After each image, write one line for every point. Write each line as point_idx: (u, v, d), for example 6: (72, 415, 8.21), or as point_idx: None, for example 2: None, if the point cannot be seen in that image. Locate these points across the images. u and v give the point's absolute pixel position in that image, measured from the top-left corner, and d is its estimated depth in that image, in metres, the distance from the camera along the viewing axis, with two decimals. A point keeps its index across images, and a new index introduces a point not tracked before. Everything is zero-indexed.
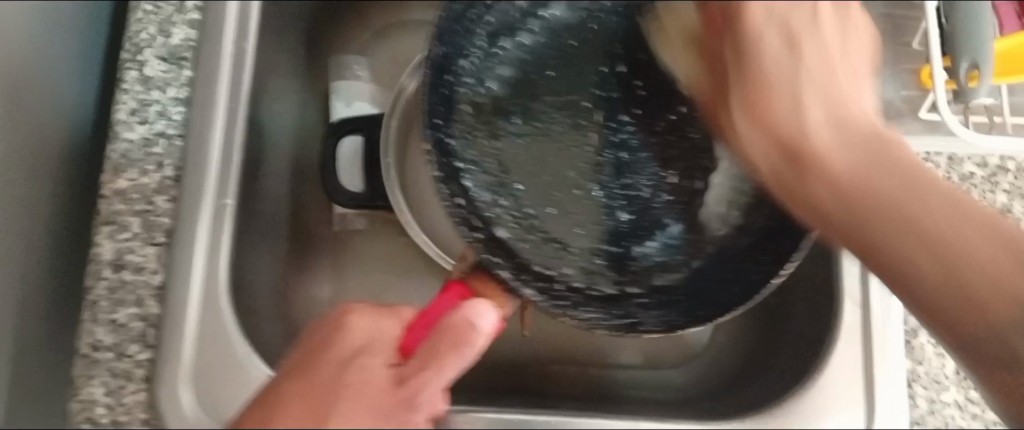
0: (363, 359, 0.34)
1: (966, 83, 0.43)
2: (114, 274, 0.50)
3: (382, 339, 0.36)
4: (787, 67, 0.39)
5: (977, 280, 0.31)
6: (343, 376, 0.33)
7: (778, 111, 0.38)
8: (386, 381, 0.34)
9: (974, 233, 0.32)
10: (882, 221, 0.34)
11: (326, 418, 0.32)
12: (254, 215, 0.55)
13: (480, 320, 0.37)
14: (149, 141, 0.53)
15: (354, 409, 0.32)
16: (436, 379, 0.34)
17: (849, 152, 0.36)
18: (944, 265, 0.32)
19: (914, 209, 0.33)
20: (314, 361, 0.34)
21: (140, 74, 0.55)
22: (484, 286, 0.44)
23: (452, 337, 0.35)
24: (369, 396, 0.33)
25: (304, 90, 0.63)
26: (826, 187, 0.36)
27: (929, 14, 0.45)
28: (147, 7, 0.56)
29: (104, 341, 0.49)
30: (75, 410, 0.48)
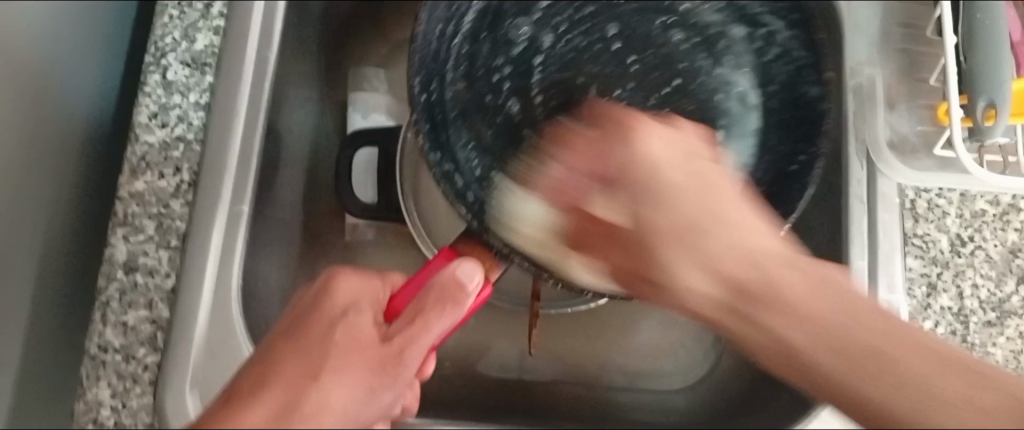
0: (354, 317, 0.36)
1: (983, 121, 0.44)
2: (126, 275, 0.51)
3: (369, 299, 0.38)
4: (667, 217, 0.36)
5: (876, 406, 0.30)
6: (333, 331, 0.35)
7: (703, 254, 0.35)
8: (373, 336, 0.36)
9: (909, 397, 0.30)
10: (801, 313, 0.32)
11: (318, 372, 0.33)
12: (267, 223, 0.55)
13: (464, 279, 0.39)
14: (168, 145, 0.54)
15: (344, 362, 0.34)
16: (423, 336, 0.37)
17: (810, 290, 0.32)
18: (885, 367, 0.30)
19: (859, 342, 0.31)
20: (305, 319, 0.36)
21: (162, 78, 0.56)
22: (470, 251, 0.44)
23: (436, 301, 0.38)
24: (358, 351, 0.35)
25: (322, 100, 0.63)
26: (805, 333, 0.31)
27: (948, 51, 0.45)
28: (173, 13, 0.58)
29: (112, 342, 0.50)
30: (80, 410, 0.49)
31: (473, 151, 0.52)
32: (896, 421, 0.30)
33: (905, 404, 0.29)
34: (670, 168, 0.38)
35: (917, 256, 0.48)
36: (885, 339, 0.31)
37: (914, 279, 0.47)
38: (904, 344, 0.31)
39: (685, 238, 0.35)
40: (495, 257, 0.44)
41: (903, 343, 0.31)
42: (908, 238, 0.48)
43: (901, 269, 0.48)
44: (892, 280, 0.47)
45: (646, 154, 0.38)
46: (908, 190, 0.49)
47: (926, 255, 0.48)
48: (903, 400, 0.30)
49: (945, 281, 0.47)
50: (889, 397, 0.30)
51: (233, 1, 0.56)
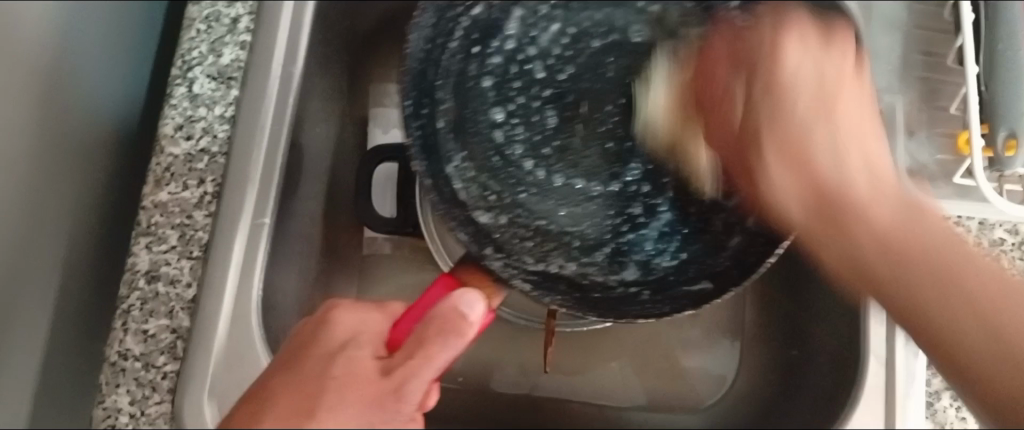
0: (350, 351, 0.35)
1: (1004, 152, 0.44)
2: (148, 284, 0.52)
3: (368, 333, 0.38)
4: (799, 124, 0.42)
5: (965, 347, 0.36)
6: (329, 369, 0.34)
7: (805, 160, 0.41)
8: (373, 371, 0.34)
9: (968, 315, 0.35)
10: (864, 212, 0.39)
11: (313, 410, 0.32)
12: (286, 235, 0.56)
13: (469, 310, 0.38)
14: (192, 157, 0.55)
15: (343, 400, 0.33)
16: (426, 368, 0.35)
17: (891, 210, 0.38)
18: (911, 310, 0.37)
19: (919, 255, 0.37)
20: (303, 357, 0.35)
21: (188, 91, 0.57)
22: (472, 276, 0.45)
23: (441, 325, 0.37)
24: (354, 389, 0.33)
25: (344, 114, 0.64)
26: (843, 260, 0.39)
27: (968, 81, 0.46)
28: (201, 27, 0.59)
29: (132, 350, 0.51)
30: (99, 416, 0.49)
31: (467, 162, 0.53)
32: (942, 345, 0.36)
33: (955, 342, 0.36)
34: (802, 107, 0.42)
35: None
36: (959, 304, 0.35)
37: None
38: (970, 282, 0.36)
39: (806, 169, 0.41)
40: (495, 281, 0.45)
41: (937, 285, 0.36)
42: None
43: None
44: None
45: (785, 71, 0.44)
46: None
47: None
48: (990, 361, 0.35)
49: None
50: (948, 309, 0.35)
51: (260, 17, 0.57)
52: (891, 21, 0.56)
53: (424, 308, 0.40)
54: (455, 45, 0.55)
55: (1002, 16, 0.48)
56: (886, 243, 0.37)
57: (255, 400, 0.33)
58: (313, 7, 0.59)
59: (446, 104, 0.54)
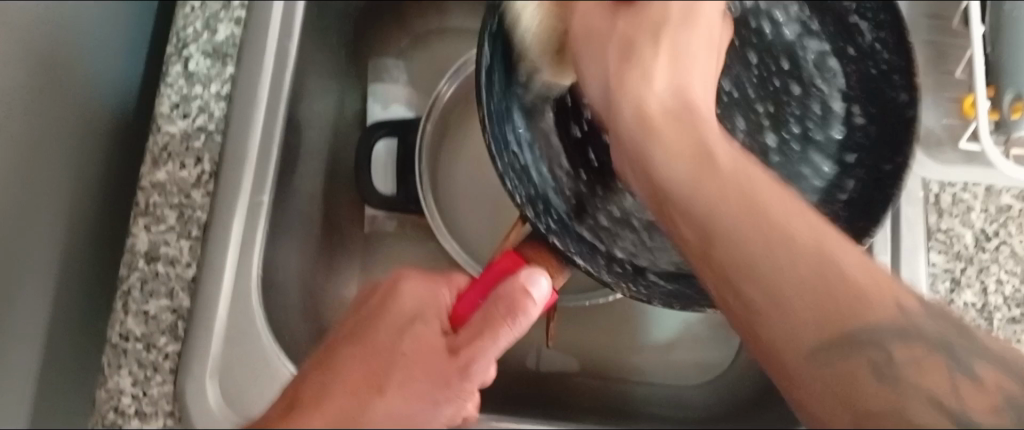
0: (418, 327, 0.36)
1: (1010, 114, 0.43)
2: (147, 265, 0.52)
3: (435, 307, 0.38)
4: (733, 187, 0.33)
5: (798, 343, 0.28)
6: (399, 344, 0.35)
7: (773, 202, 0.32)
8: (439, 347, 0.36)
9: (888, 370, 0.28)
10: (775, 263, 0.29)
11: (379, 383, 0.33)
12: (286, 215, 0.55)
13: (536, 289, 0.38)
14: (189, 136, 0.55)
15: (410, 379, 0.34)
16: (491, 348, 0.36)
17: (800, 260, 0.29)
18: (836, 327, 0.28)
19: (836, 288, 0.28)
20: (367, 326, 0.36)
21: (183, 69, 0.56)
22: (539, 257, 0.43)
23: (504, 305, 0.37)
24: (420, 364, 0.34)
25: (342, 92, 0.63)
26: (686, 165, 0.35)
27: (975, 44, 0.44)
28: (195, 5, 0.58)
29: (133, 331, 0.51)
30: (102, 398, 0.49)
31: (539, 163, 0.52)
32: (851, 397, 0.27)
33: (869, 396, 0.27)
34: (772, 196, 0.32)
35: (941, 251, 0.47)
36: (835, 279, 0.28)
37: (939, 274, 0.47)
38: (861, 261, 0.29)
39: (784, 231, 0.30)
40: (558, 260, 0.44)
41: (801, 283, 0.28)
42: (932, 233, 0.48)
43: (925, 263, 0.47)
44: (915, 275, 0.47)
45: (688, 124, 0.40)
46: (932, 184, 0.49)
47: (949, 251, 0.47)
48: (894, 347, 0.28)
49: (969, 276, 0.47)
50: (793, 320, 0.28)
51: None
52: None
53: (489, 282, 0.40)
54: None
55: None
56: (817, 260, 0.29)
57: (325, 355, 0.35)
58: None
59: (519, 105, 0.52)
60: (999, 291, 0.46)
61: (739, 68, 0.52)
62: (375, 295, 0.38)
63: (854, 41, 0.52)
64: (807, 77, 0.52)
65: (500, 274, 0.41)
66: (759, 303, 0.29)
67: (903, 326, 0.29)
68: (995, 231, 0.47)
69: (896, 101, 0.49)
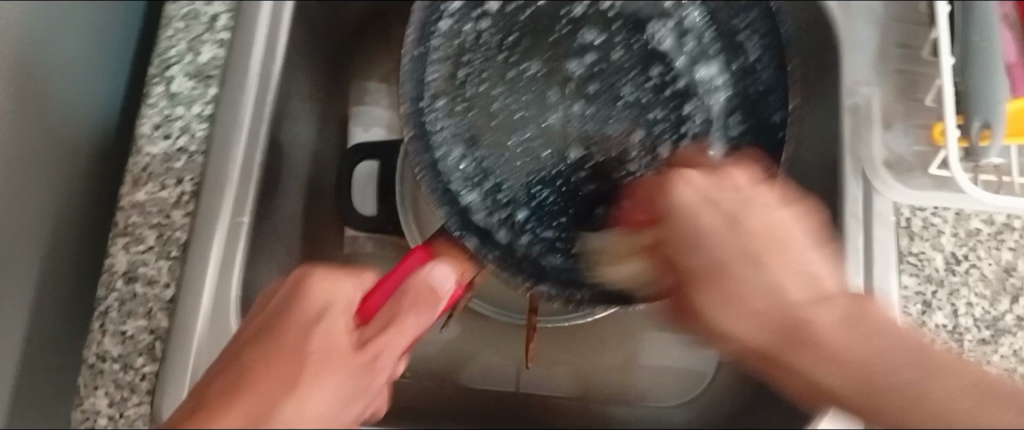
0: (328, 323, 0.35)
1: (978, 141, 0.44)
2: (126, 285, 0.52)
3: (343, 305, 0.36)
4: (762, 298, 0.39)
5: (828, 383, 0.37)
6: (309, 339, 0.34)
7: (761, 296, 0.39)
8: (348, 343, 0.35)
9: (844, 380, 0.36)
10: (819, 372, 0.37)
11: (296, 383, 0.32)
12: (266, 236, 0.55)
13: (438, 283, 0.40)
14: (170, 156, 0.55)
15: (325, 370, 0.33)
16: (397, 339, 0.36)
17: (847, 336, 0.37)
18: (916, 398, 0.35)
19: (877, 361, 0.36)
20: (276, 327, 0.34)
21: (165, 90, 0.56)
22: (449, 251, 0.45)
23: (415, 300, 0.38)
24: (332, 360, 0.33)
25: (325, 114, 0.64)
26: (759, 326, 0.38)
27: (944, 73, 0.46)
28: (178, 26, 0.58)
29: (110, 352, 0.50)
30: (78, 419, 0.49)
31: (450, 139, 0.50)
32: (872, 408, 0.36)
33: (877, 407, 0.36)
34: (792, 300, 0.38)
35: (913, 273, 0.48)
36: (871, 349, 0.36)
37: (910, 296, 0.48)
38: (894, 358, 0.36)
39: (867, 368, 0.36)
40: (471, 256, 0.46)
41: (851, 373, 0.36)
42: (904, 256, 0.49)
43: (896, 285, 0.48)
44: (887, 298, 0.48)
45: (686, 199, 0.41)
46: (903, 208, 0.50)
47: (920, 273, 0.48)
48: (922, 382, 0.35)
49: (940, 299, 0.48)
50: (901, 382, 0.35)
51: (240, 16, 0.57)
52: (868, 13, 0.56)
53: (385, 279, 0.40)
54: (437, 59, 0.52)
55: (976, 12, 0.48)
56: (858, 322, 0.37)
57: (224, 367, 0.33)
58: (291, 7, 0.58)
59: (455, 109, 0.51)
60: (970, 314, 0.47)
61: (624, 46, 0.54)
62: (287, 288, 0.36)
63: (739, 57, 0.53)
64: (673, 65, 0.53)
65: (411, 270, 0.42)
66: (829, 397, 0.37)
67: (908, 341, 0.36)
68: (965, 253, 0.49)
69: (771, 121, 0.51)
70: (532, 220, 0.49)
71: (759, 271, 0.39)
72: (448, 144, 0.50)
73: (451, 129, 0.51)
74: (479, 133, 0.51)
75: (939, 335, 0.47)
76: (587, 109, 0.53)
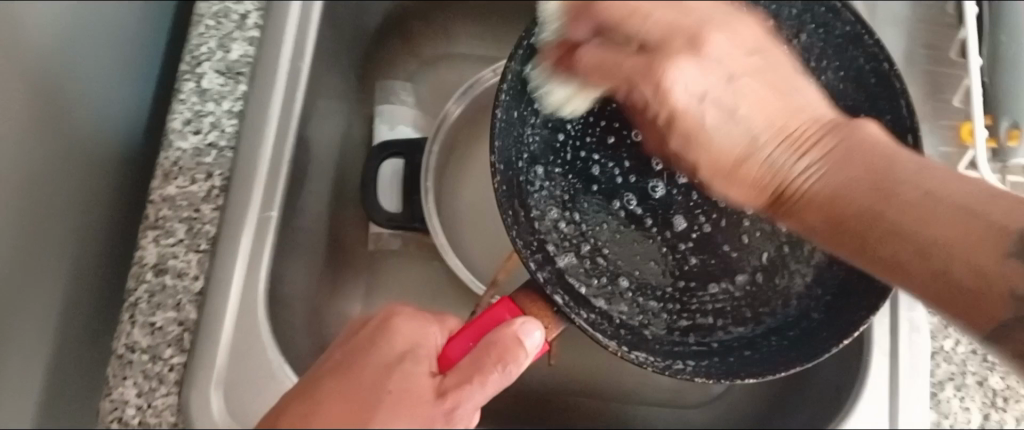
0: (407, 366, 0.35)
1: (1006, 142, 0.44)
2: (156, 277, 0.52)
3: (425, 347, 0.37)
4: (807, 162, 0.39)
5: (930, 243, 0.34)
6: (385, 381, 0.34)
7: (754, 163, 0.40)
8: (427, 391, 0.34)
9: (931, 247, 0.34)
10: (901, 238, 0.35)
11: (365, 421, 0.32)
12: (293, 230, 0.56)
13: (527, 339, 0.37)
14: (201, 151, 0.55)
15: (393, 417, 0.32)
16: (476, 394, 0.34)
17: (821, 215, 0.38)
18: (923, 257, 0.34)
19: (905, 211, 0.35)
20: (356, 363, 0.35)
21: (196, 86, 0.57)
22: (534, 308, 0.42)
23: (498, 353, 0.36)
24: (404, 404, 0.33)
25: (352, 112, 0.64)
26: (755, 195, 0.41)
27: (973, 72, 0.46)
28: (209, 23, 0.59)
29: (139, 343, 0.51)
30: (107, 408, 0.49)
31: (546, 198, 0.48)
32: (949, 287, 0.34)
33: (936, 256, 0.34)
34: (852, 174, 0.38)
35: None
36: (902, 214, 0.35)
37: None
38: (924, 207, 0.35)
39: (886, 232, 0.36)
40: (554, 312, 0.42)
41: (914, 252, 0.35)
42: None
43: None
44: (911, 299, 0.49)
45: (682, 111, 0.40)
46: None
47: None
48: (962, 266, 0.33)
49: None
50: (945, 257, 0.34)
51: (270, 14, 0.58)
52: (895, 14, 0.56)
53: (479, 326, 0.39)
54: (538, 121, 0.49)
55: (1006, 14, 0.48)
56: (865, 175, 0.37)
57: (307, 388, 0.34)
58: (320, 6, 0.59)
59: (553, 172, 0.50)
60: None
61: None
62: (369, 327, 0.37)
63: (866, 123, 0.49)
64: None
65: (496, 320, 0.39)
66: (886, 269, 0.36)
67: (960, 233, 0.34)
68: None
69: None
70: (633, 289, 0.48)
71: (777, 142, 0.40)
72: (545, 204, 0.48)
73: (548, 189, 0.49)
74: (575, 199, 0.50)
75: (964, 336, 0.48)
76: (695, 179, 0.51)
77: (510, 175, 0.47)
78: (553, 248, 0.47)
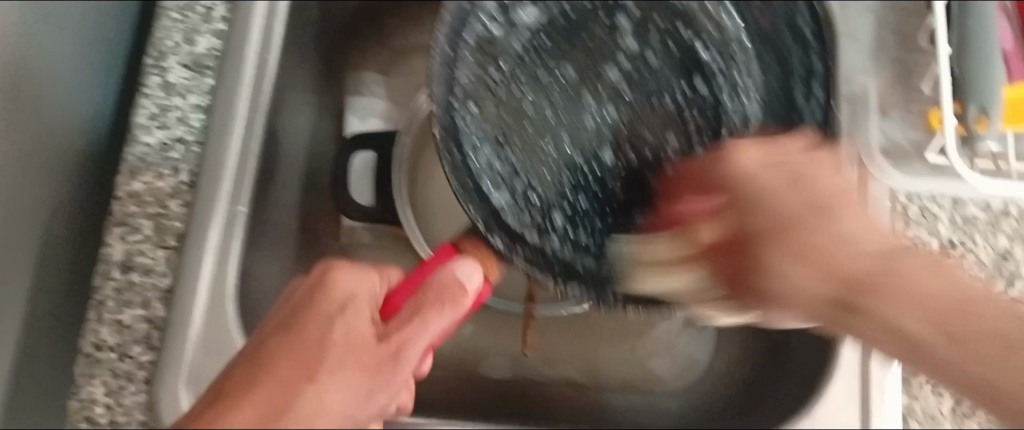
0: (347, 316, 0.34)
1: (974, 127, 0.45)
2: (123, 274, 0.51)
3: (366, 297, 0.36)
4: (844, 251, 0.38)
5: (905, 324, 0.37)
6: (326, 334, 0.32)
7: (813, 253, 0.37)
8: (369, 337, 0.33)
9: (916, 326, 0.37)
10: (896, 312, 0.37)
11: (314, 373, 0.31)
12: (263, 225, 0.55)
13: (464, 279, 0.38)
14: (167, 146, 0.55)
15: (342, 366, 0.31)
16: (420, 334, 0.34)
17: (820, 280, 0.37)
18: (920, 353, 0.37)
19: (934, 336, 0.37)
20: (296, 317, 0.33)
21: (162, 80, 0.56)
22: (473, 249, 0.42)
23: (438, 296, 0.36)
24: (352, 354, 0.32)
25: (322, 105, 0.64)
26: (822, 281, 0.37)
27: (941, 59, 0.46)
28: (175, 16, 0.58)
29: (107, 341, 0.50)
30: (74, 408, 0.49)
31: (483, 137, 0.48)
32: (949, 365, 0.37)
33: (936, 351, 0.37)
34: (852, 267, 0.37)
35: None
36: (905, 289, 0.37)
37: None
38: (915, 298, 0.37)
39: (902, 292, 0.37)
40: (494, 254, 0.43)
41: (934, 314, 0.37)
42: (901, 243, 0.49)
43: None
44: None
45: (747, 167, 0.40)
46: (901, 196, 0.50)
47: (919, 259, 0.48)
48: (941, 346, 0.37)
49: None
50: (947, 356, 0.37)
51: (236, 6, 0.57)
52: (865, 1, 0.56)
53: (418, 276, 0.39)
54: (471, 59, 0.49)
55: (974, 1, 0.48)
56: (874, 280, 0.37)
57: (245, 358, 0.32)
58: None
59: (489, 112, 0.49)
60: None
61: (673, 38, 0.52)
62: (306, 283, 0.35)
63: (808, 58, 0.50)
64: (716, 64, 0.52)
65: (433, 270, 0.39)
66: (908, 346, 0.37)
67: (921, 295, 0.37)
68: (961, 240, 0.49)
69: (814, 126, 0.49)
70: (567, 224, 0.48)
71: (836, 228, 0.38)
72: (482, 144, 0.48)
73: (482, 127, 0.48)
74: (511, 137, 0.49)
75: None
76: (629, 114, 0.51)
77: (447, 119, 0.47)
78: (490, 185, 0.47)
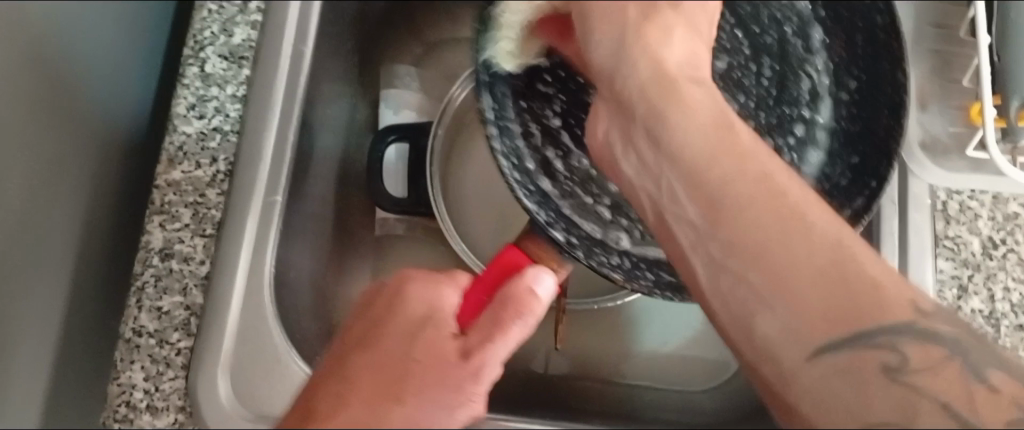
0: (429, 332, 0.35)
1: (1016, 122, 0.44)
2: (162, 262, 0.52)
3: (440, 311, 0.37)
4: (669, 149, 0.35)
5: None
6: (408, 351, 0.34)
7: None
8: (452, 351, 0.34)
9: None
10: None
11: (399, 393, 0.32)
12: (300, 213, 0.56)
13: (539, 287, 0.38)
14: (205, 135, 0.55)
15: (427, 387, 0.32)
16: (501, 347, 0.35)
17: None
18: None
19: None
20: (378, 336, 0.35)
21: (200, 70, 0.57)
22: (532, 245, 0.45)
23: (511, 304, 0.36)
24: (434, 371, 0.33)
25: (357, 96, 0.64)
26: None
27: (983, 53, 0.45)
28: (212, 8, 0.59)
29: (146, 327, 0.51)
30: (114, 392, 0.50)
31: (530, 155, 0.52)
32: None
33: None
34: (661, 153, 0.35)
35: (947, 257, 0.48)
36: None
37: (945, 280, 0.47)
38: None
39: None
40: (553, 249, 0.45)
41: None
42: (938, 239, 0.48)
43: (932, 268, 0.48)
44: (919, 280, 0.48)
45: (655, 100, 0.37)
46: (940, 192, 0.49)
47: (956, 257, 0.48)
48: None
49: (976, 283, 0.47)
50: None
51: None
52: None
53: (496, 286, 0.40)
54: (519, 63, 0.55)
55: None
56: None
57: (335, 370, 0.33)
58: None
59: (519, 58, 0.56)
60: (1007, 299, 0.46)
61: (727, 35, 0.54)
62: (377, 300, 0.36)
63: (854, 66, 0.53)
64: (799, 60, 0.55)
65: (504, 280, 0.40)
66: None
67: None
68: (1003, 237, 0.47)
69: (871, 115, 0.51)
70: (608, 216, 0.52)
71: None
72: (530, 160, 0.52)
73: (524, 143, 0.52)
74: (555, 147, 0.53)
75: (974, 319, 0.46)
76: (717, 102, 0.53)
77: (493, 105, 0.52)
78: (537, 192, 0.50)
